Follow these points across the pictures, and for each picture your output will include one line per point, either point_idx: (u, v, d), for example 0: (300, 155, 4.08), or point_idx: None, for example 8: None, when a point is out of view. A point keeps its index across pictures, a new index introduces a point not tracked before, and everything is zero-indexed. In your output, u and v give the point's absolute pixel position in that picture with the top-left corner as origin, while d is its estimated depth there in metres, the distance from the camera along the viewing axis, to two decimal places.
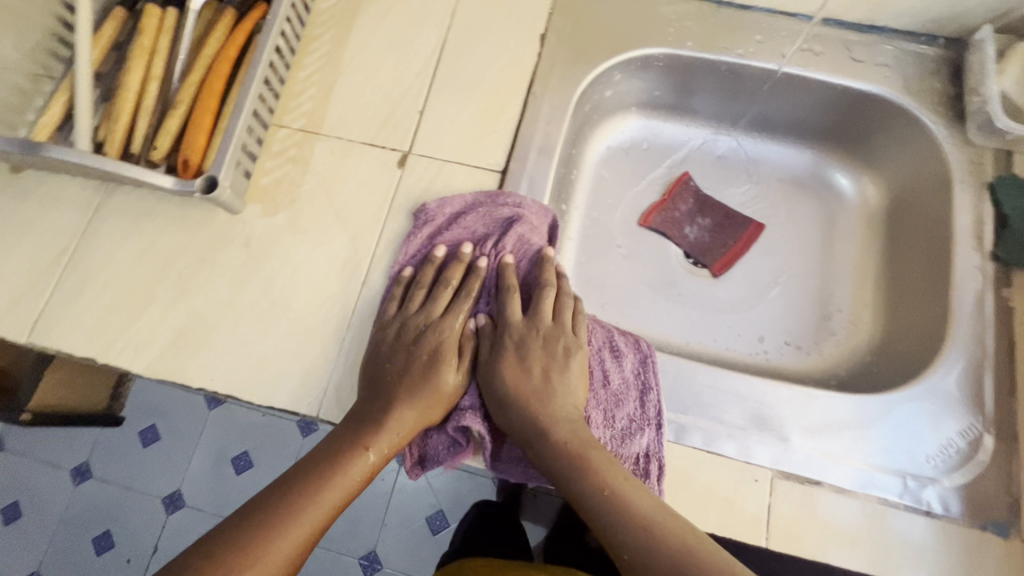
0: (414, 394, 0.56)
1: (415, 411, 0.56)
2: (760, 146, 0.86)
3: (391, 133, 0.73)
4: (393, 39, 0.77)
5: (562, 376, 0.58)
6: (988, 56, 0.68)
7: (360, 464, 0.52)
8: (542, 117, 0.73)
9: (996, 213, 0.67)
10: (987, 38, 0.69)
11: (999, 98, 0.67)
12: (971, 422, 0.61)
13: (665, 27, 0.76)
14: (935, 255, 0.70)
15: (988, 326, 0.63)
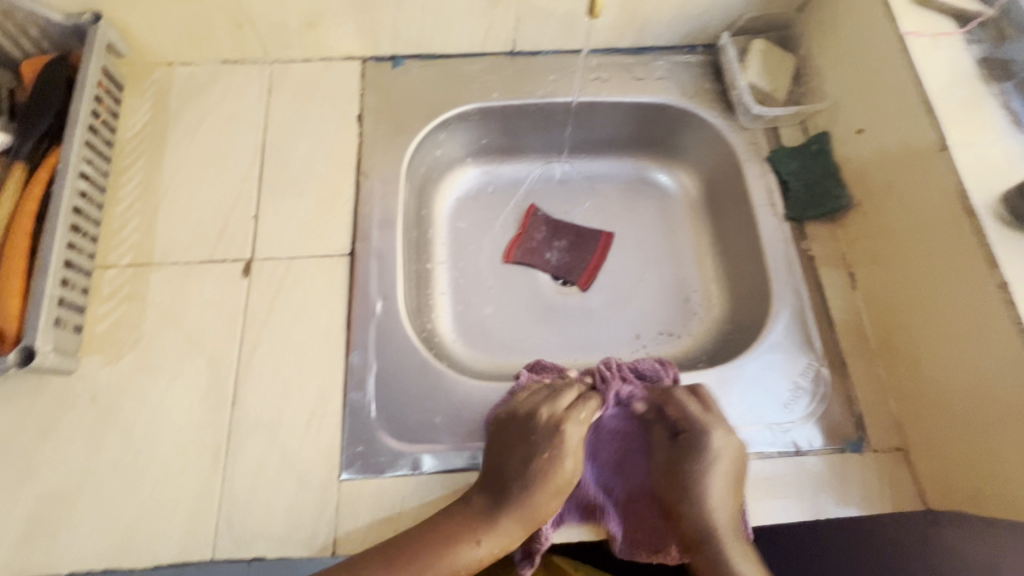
0: (534, 485, 0.57)
1: (543, 495, 0.57)
2: (589, 164, 0.94)
3: (230, 245, 0.72)
4: (210, 152, 0.77)
5: (686, 454, 0.60)
6: (733, 57, 0.81)
7: (487, 545, 0.55)
8: (376, 193, 0.75)
9: (779, 181, 0.77)
10: (728, 44, 0.82)
11: (751, 89, 0.79)
12: (808, 361, 0.69)
13: (470, 86, 0.82)
14: (747, 226, 0.80)
15: (799, 276, 0.73)
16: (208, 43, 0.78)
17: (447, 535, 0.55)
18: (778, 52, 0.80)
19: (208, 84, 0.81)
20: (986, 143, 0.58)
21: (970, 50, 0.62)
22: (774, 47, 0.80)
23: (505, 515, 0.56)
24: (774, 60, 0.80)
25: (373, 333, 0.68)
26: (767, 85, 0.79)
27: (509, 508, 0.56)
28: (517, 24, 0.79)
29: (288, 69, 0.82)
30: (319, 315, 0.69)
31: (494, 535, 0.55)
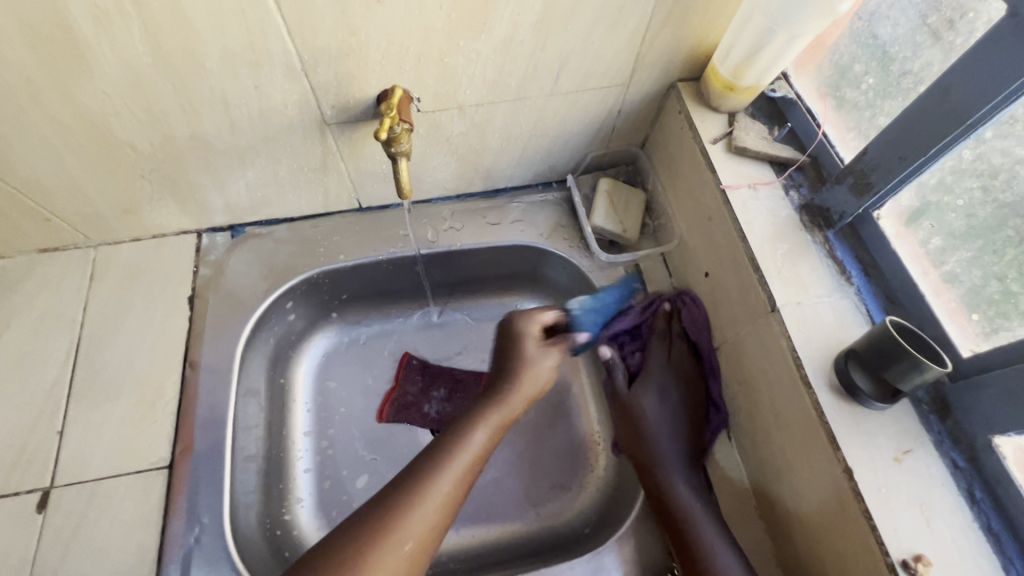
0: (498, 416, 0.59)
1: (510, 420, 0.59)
2: (464, 303, 0.89)
3: (25, 473, 0.62)
4: (16, 359, 0.69)
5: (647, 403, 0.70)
6: (580, 198, 0.81)
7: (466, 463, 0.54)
8: (205, 387, 0.68)
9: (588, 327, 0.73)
10: (575, 184, 0.82)
11: (601, 231, 0.78)
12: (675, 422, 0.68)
13: (316, 249, 0.78)
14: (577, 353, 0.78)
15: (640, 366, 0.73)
16: (16, 239, 0.72)
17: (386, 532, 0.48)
18: (625, 189, 0.80)
19: (21, 277, 0.74)
20: (812, 301, 0.55)
21: (789, 198, 0.61)
22: (621, 184, 0.80)
23: (401, 528, 0.48)
24: (623, 200, 0.79)
25: (191, 566, 0.59)
26: (617, 226, 0.78)
27: (414, 496, 0.50)
28: (356, 188, 0.76)
29: (114, 251, 0.76)
30: (125, 549, 0.59)
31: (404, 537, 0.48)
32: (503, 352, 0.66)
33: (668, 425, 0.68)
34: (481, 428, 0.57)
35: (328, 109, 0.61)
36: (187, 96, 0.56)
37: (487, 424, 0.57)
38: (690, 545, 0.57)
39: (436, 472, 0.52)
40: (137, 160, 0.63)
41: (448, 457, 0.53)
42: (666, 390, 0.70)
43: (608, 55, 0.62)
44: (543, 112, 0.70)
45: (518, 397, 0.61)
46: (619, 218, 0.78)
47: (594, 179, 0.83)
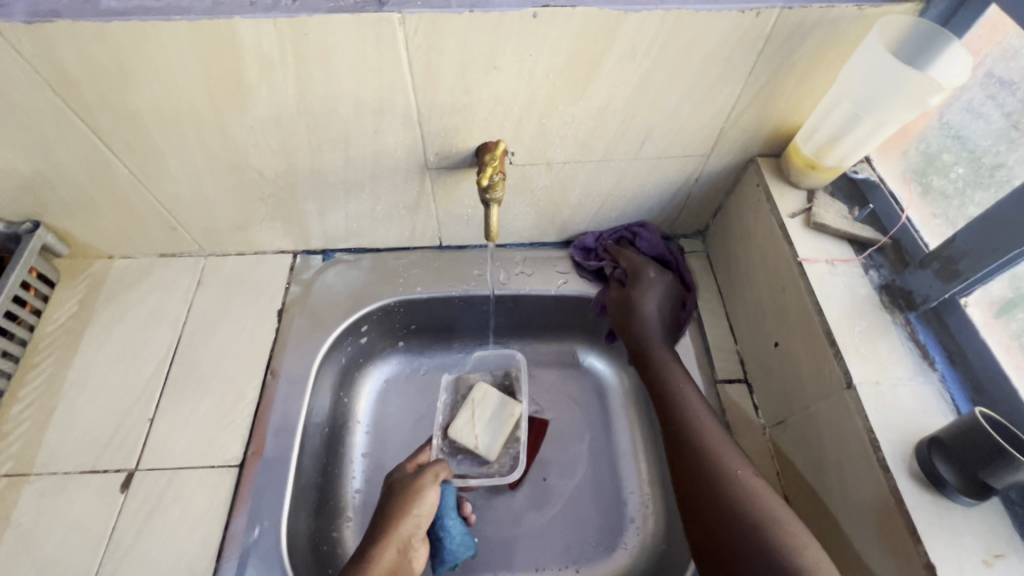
0: None
1: None
2: (524, 346, 0.91)
3: (116, 453, 0.68)
4: (125, 348, 0.77)
5: (643, 293, 0.77)
6: (446, 401, 0.81)
7: None
8: (282, 395, 0.73)
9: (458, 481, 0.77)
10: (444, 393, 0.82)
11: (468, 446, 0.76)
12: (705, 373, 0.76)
13: (396, 279, 0.84)
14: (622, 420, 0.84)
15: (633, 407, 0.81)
16: (145, 243, 0.82)
17: None
18: (495, 398, 0.79)
19: (141, 276, 0.83)
20: (892, 382, 0.54)
21: (868, 277, 0.62)
22: (494, 392, 0.79)
23: None
24: (489, 410, 0.78)
25: (246, 566, 0.61)
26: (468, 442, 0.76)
27: None
28: (440, 227, 0.82)
29: (221, 261, 0.85)
30: (190, 540, 0.63)
31: None
32: (380, 513, 0.66)
33: (659, 321, 0.76)
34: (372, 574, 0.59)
35: (432, 155, 0.68)
36: (317, 134, 0.64)
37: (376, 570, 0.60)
38: (717, 463, 0.61)
39: None
40: (260, 186, 0.72)
41: None
42: (654, 285, 0.77)
43: (693, 126, 0.67)
44: (623, 175, 0.74)
45: (411, 522, 0.64)
46: (477, 429, 0.77)
47: (474, 380, 0.83)
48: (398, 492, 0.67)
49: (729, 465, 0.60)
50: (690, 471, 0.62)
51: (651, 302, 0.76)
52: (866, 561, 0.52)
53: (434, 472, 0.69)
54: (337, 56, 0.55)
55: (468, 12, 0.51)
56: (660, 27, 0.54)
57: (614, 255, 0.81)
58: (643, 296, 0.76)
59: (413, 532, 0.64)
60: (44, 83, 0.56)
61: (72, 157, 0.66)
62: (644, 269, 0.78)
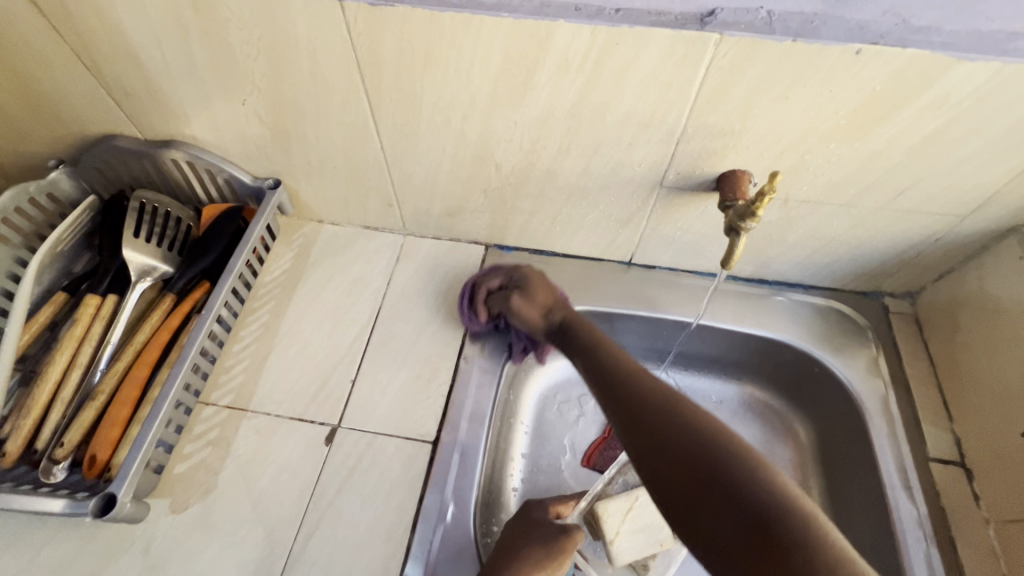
0: None
1: None
2: (689, 377, 0.90)
3: (321, 405, 0.73)
4: (332, 309, 0.82)
5: (531, 296, 0.74)
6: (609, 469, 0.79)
7: None
8: (473, 381, 0.75)
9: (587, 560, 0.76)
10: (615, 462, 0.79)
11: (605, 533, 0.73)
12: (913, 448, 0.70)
13: (583, 287, 0.85)
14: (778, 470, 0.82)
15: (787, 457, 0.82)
16: (359, 214, 0.87)
17: None
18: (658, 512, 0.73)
19: (347, 243, 0.89)
20: None
21: None
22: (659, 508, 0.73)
23: None
24: (646, 521, 0.73)
25: (439, 543, 0.63)
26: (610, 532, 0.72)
27: None
28: (639, 245, 0.81)
29: (418, 242, 0.89)
30: (387, 505, 0.65)
31: None
32: (515, 541, 0.65)
33: (556, 305, 0.74)
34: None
35: (673, 173, 0.67)
36: (571, 138, 0.65)
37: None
38: (663, 408, 0.52)
39: None
40: (490, 178, 0.74)
41: None
42: (530, 283, 0.76)
43: (967, 185, 0.62)
44: (861, 222, 0.70)
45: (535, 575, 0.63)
46: (622, 526, 0.72)
47: None
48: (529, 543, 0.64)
49: (671, 405, 0.52)
50: (641, 426, 0.52)
51: (545, 299, 0.75)
52: None
53: (571, 539, 0.67)
54: (634, 67, 0.55)
55: (791, 41, 0.50)
56: (991, 78, 0.51)
57: (484, 291, 0.77)
58: (535, 305, 0.74)
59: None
60: (353, 60, 0.61)
61: (336, 127, 0.71)
62: (514, 276, 0.77)
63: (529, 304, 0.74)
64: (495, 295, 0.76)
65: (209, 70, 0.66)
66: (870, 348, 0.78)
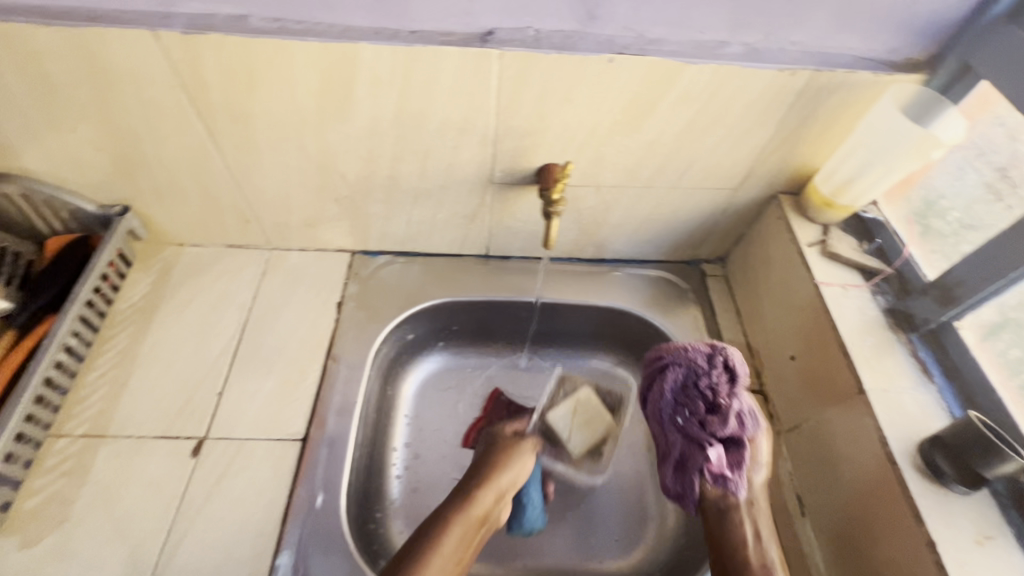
0: (448, 522, 0.67)
1: (453, 537, 0.65)
2: (553, 356, 1.00)
3: (187, 421, 0.74)
4: (196, 327, 0.83)
5: (720, 427, 0.68)
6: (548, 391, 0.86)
7: (461, 531, 0.66)
8: (340, 379, 0.79)
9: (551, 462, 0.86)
10: (556, 382, 0.87)
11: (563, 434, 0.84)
12: None
13: (444, 281, 0.92)
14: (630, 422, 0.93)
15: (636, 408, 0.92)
16: (219, 233, 0.89)
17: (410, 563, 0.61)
18: (598, 406, 0.85)
19: (210, 263, 0.90)
20: (897, 390, 0.63)
21: (876, 300, 0.71)
22: (597, 402, 0.85)
23: None
24: (591, 419, 0.84)
25: (309, 530, 0.67)
26: (565, 431, 0.84)
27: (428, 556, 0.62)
28: (490, 238, 0.90)
29: (284, 255, 0.92)
30: (257, 504, 0.68)
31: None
32: (486, 452, 0.78)
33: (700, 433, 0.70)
34: (447, 538, 0.65)
35: (498, 170, 0.77)
36: (401, 145, 0.73)
37: (455, 532, 0.66)
38: None
39: (447, 525, 0.66)
40: (340, 188, 0.80)
41: (451, 521, 0.67)
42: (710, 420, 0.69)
43: (727, 163, 0.77)
44: (662, 200, 0.83)
45: (507, 479, 0.74)
46: (570, 425, 0.84)
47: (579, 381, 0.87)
48: (477, 473, 0.74)
49: None
50: None
51: (676, 379, 0.72)
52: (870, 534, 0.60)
53: (531, 442, 0.80)
54: (437, 80, 0.64)
55: (556, 54, 0.61)
56: (712, 78, 0.65)
57: (724, 391, 0.70)
58: (714, 459, 0.68)
59: (510, 485, 0.74)
60: (178, 85, 0.64)
61: (176, 150, 0.73)
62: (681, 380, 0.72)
63: (724, 432, 0.68)
64: (733, 409, 0.68)
65: (31, 102, 0.66)
66: (691, 309, 0.92)
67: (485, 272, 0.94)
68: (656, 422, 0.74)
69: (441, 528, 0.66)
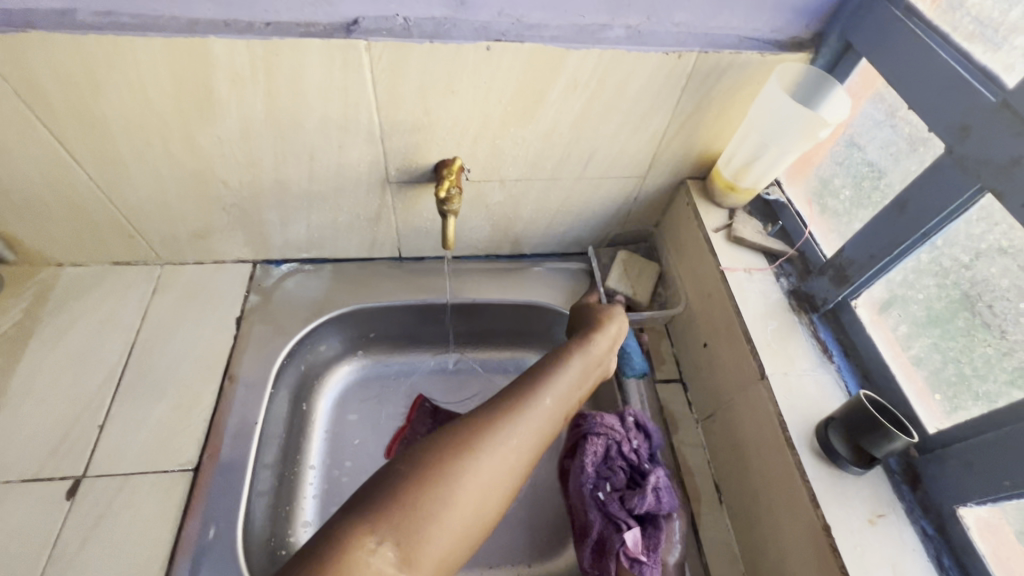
0: (572, 360, 0.62)
1: (567, 380, 0.59)
2: (481, 357, 0.96)
3: (62, 459, 0.67)
4: (74, 355, 0.76)
5: (633, 499, 0.67)
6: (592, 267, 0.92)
7: (576, 373, 0.61)
8: (238, 400, 0.74)
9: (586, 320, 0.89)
10: (595, 255, 0.92)
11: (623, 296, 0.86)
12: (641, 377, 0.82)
13: (355, 288, 0.87)
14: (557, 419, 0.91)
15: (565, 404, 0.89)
16: (100, 250, 0.81)
17: (516, 411, 0.52)
18: (640, 265, 0.88)
19: (93, 283, 0.83)
20: (798, 373, 0.63)
21: (779, 283, 0.71)
22: (637, 262, 0.89)
23: (491, 446, 0.48)
24: (630, 269, 0.88)
25: (200, 567, 0.62)
26: (628, 290, 0.86)
27: (507, 417, 0.51)
28: (399, 239, 0.86)
29: (177, 271, 0.85)
30: (140, 546, 0.62)
31: (490, 459, 0.48)
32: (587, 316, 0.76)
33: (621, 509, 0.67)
34: (569, 370, 0.60)
35: (394, 169, 0.73)
36: (283, 148, 0.68)
37: (574, 368, 0.61)
38: None
39: (532, 385, 0.56)
40: (224, 195, 0.74)
41: (541, 372, 0.58)
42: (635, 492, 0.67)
43: (630, 150, 0.75)
44: (570, 191, 0.81)
45: (601, 345, 0.67)
46: (629, 285, 0.86)
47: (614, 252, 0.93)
48: (591, 322, 0.73)
49: None
50: None
51: (595, 452, 0.71)
52: (774, 518, 0.60)
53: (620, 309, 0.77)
54: (306, 75, 0.59)
55: (429, 43, 0.58)
56: (598, 63, 0.62)
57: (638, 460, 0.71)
58: (630, 530, 0.65)
59: (598, 361, 0.66)
60: (10, 89, 0.57)
61: (27, 162, 0.66)
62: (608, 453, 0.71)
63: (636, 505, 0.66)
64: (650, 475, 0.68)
65: None
66: None
67: (400, 275, 0.90)
68: (579, 497, 0.71)
69: (519, 389, 0.55)
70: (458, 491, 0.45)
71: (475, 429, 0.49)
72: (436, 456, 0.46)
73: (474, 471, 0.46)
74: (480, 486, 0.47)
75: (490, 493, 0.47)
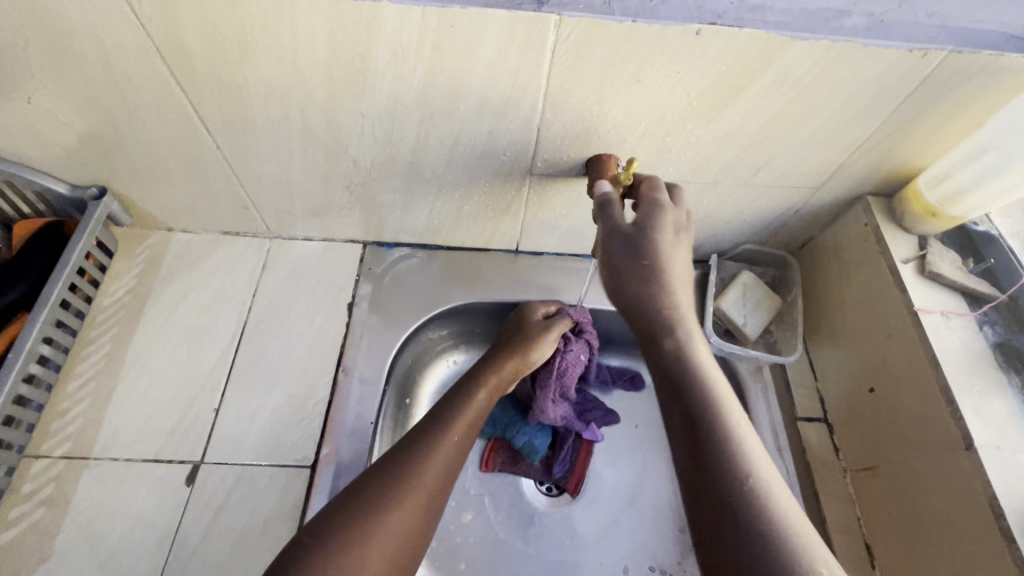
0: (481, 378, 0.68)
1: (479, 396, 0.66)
2: None
3: (180, 442, 0.65)
4: (188, 329, 0.73)
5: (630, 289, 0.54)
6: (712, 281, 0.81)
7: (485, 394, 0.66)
8: (353, 396, 0.70)
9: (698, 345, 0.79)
10: (717, 266, 0.81)
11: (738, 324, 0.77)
12: (781, 411, 0.74)
13: (469, 280, 0.81)
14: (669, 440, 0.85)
15: None
16: (211, 219, 0.77)
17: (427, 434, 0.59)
18: (762, 289, 0.78)
19: (204, 254, 0.79)
20: (1013, 448, 0.53)
21: (983, 332, 0.61)
22: (762, 284, 0.79)
23: (415, 468, 0.56)
24: (753, 293, 0.78)
25: None
26: (739, 317, 0.77)
27: (422, 444, 0.58)
28: (522, 233, 0.79)
29: (286, 246, 0.81)
30: (261, 543, 0.60)
31: (414, 487, 0.54)
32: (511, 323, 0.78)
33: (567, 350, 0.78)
34: (472, 398, 0.65)
35: (540, 160, 0.64)
36: (427, 129, 0.60)
37: (479, 397, 0.65)
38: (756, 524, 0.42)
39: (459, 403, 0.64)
40: (350, 174, 0.68)
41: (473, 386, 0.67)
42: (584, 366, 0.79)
43: (816, 159, 0.64)
44: (726, 198, 0.71)
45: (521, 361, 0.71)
46: (745, 311, 0.77)
47: (736, 270, 0.82)
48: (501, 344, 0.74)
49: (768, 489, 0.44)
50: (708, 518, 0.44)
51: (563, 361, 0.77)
52: None
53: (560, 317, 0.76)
54: (477, 51, 0.51)
55: (631, 22, 0.48)
56: (822, 57, 0.51)
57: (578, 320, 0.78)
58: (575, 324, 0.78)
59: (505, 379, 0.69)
60: (153, 48, 0.51)
61: (155, 124, 0.61)
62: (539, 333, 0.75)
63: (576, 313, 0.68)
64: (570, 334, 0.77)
65: None
66: None
67: (517, 269, 0.83)
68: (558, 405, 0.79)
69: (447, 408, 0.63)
70: (381, 518, 0.51)
71: (390, 465, 0.56)
72: (354, 508, 0.51)
73: (395, 496, 0.53)
74: (400, 517, 0.52)
75: (418, 510, 0.54)
